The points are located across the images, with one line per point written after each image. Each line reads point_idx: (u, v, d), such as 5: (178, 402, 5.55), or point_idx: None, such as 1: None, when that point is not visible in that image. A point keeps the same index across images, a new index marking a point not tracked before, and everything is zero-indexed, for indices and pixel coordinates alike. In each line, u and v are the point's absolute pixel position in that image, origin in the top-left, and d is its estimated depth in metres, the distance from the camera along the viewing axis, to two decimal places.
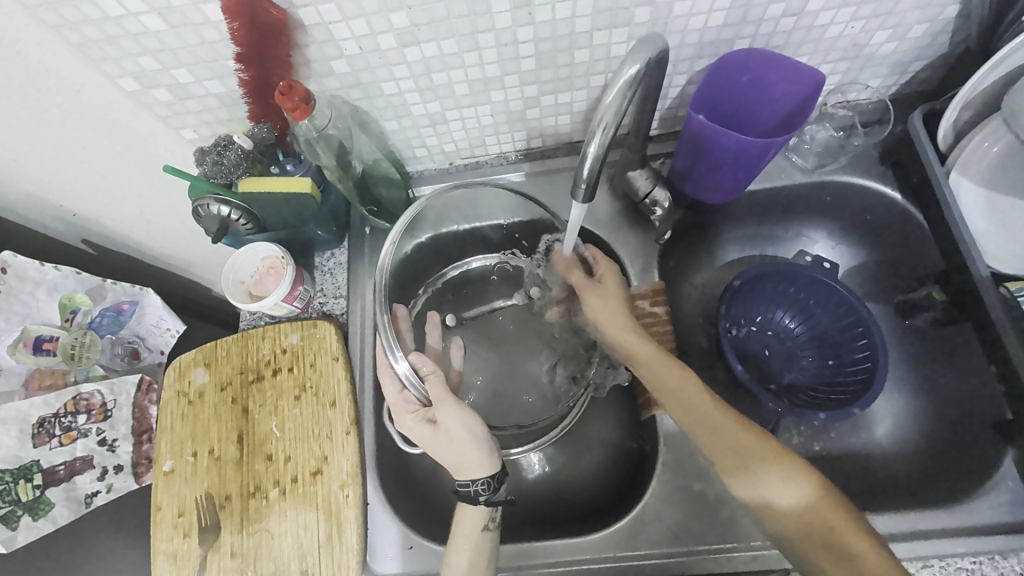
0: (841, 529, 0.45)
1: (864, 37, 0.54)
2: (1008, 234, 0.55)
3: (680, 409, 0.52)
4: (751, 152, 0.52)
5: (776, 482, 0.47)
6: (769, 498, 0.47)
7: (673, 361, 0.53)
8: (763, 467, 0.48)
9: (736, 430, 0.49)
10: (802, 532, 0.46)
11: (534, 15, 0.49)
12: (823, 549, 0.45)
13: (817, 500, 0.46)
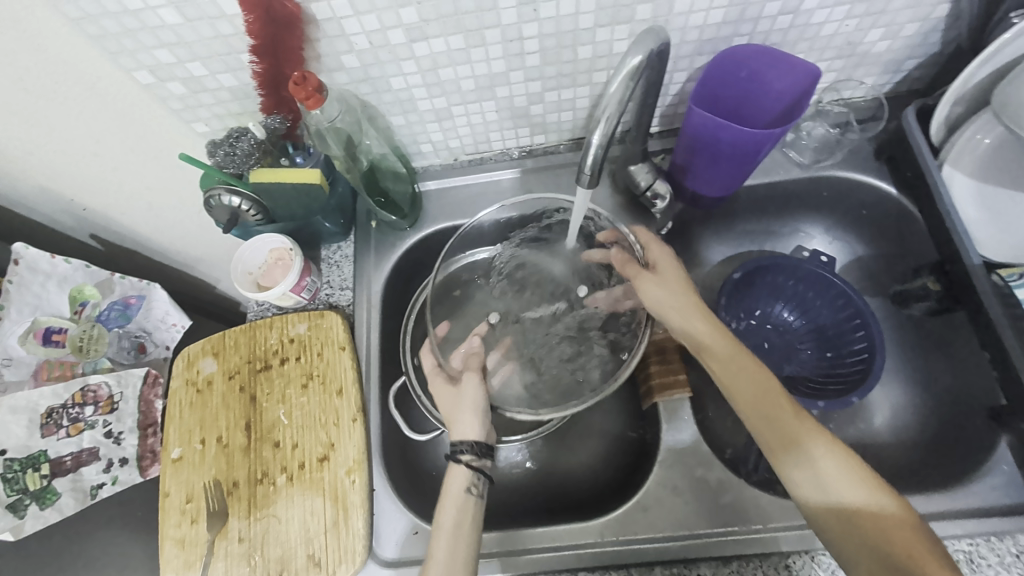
0: (890, 520, 0.44)
1: (858, 35, 0.56)
2: (1001, 225, 0.56)
3: (748, 399, 0.51)
4: (748, 145, 0.54)
5: (844, 483, 0.46)
6: (833, 500, 0.46)
7: (744, 359, 0.52)
8: (834, 464, 0.47)
9: (787, 406, 0.49)
10: (869, 543, 0.44)
11: (540, 11, 0.51)
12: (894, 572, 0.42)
13: (888, 512, 0.44)
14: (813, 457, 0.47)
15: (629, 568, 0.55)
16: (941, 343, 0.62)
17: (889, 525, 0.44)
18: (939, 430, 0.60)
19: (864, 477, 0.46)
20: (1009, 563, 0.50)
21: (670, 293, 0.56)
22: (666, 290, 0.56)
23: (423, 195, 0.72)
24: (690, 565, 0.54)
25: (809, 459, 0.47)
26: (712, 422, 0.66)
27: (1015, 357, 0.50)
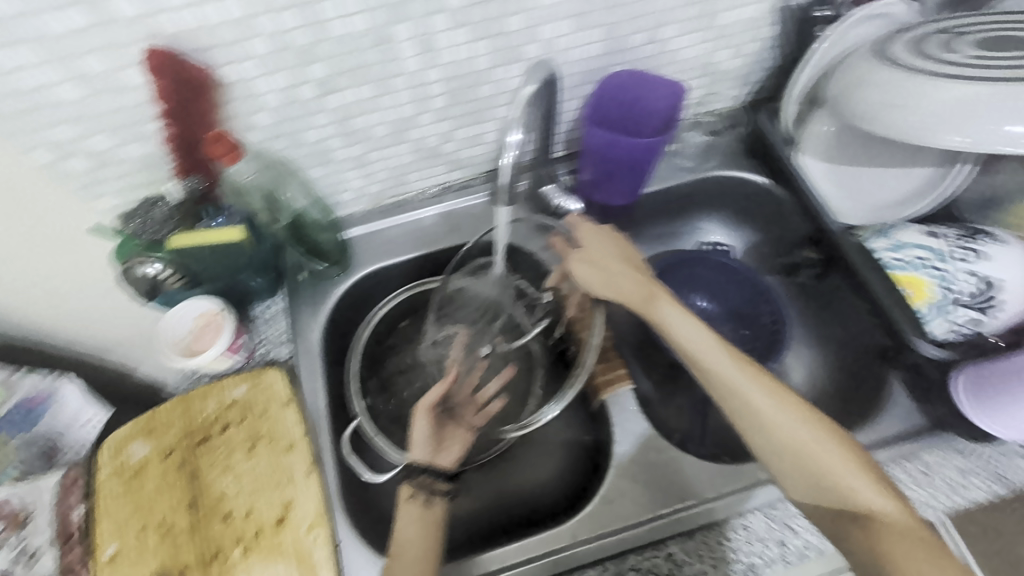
0: (826, 453, 0.50)
1: (711, 56, 0.67)
2: (852, 194, 0.65)
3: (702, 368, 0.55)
4: (639, 153, 0.63)
5: (787, 424, 0.51)
6: (779, 441, 0.51)
7: (690, 323, 0.57)
8: (787, 419, 0.51)
9: (733, 363, 0.54)
10: (816, 485, 0.50)
11: (440, 58, 0.56)
12: (830, 494, 0.49)
13: (830, 451, 0.50)
14: (759, 406, 0.52)
15: (604, 562, 0.58)
16: (827, 304, 0.71)
17: (836, 468, 0.49)
18: (845, 379, 0.69)
19: (813, 422, 0.51)
20: (917, 479, 0.58)
21: (604, 277, 0.60)
22: (598, 271, 0.60)
23: (348, 244, 0.73)
24: (660, 545, 0.58)
25: (755, 408, 0.52)
26: (659, 411, 0.70)
27: (887, 304, 0.55)
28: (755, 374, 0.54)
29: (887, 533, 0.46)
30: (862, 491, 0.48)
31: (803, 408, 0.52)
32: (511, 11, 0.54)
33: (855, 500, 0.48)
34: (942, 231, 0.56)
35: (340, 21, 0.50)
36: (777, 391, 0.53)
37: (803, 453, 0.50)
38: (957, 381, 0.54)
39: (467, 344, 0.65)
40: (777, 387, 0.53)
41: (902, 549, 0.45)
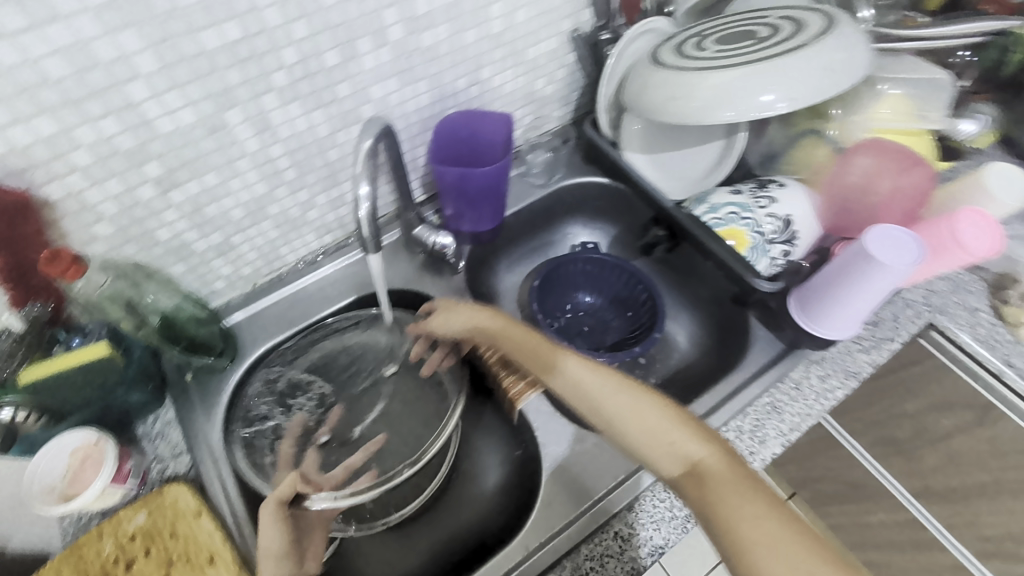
0: (649, 416, 0.55)
1: (529, 86, 0.76)
2: (672, 176, 0.76)
3: (537, 368, 0.61)
4: (490, 181, 0.69)
5: (613, 397, 0.56)
6: (608, 416, 0.56)
7: (523, 332, 0.64)
8: (615, 396, 0.56)
9: (560, 355, 0.61)
10: (648, 450, 0.54)
11: (278, 133, 0.59)
12: (661, 453, 0.53)
13: (658, 417, 0.54)
14: (585, 388, 0.58)
15: (561, 562, 0.60)
16: (684, 272, 0.82)
17: (660, 429, 0.54)
18: (717, 331, 0.78)
19: (638, 394, 0.56)
20: (794, 395, 0.67)
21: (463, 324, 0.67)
22: (450, 317, 0.67)
23: (233, 329, 0.71)
24: (607, 526, 0.61)
25: (583, 391, 0.58)
26: None
27: (731, 262, 0.64)
28: (580, 361, 0.59)
29: (709, 478, 0.50)
30: (684, 444, 0.53)
31: (629, 384, 0.57)
32: (337, 80, 0.59)
33: (680, 456, 0.52)
34: (741, 187, 0.68)
35: (166, 117, 0.51)
36: (605, 373, 0.58)
37: (633, 424, 0.55)
38: (792, 301, 0.65)
39: (307, 429, 0.65)
40: (604, 369, 0.59)
41: (720, 488, 0.49)
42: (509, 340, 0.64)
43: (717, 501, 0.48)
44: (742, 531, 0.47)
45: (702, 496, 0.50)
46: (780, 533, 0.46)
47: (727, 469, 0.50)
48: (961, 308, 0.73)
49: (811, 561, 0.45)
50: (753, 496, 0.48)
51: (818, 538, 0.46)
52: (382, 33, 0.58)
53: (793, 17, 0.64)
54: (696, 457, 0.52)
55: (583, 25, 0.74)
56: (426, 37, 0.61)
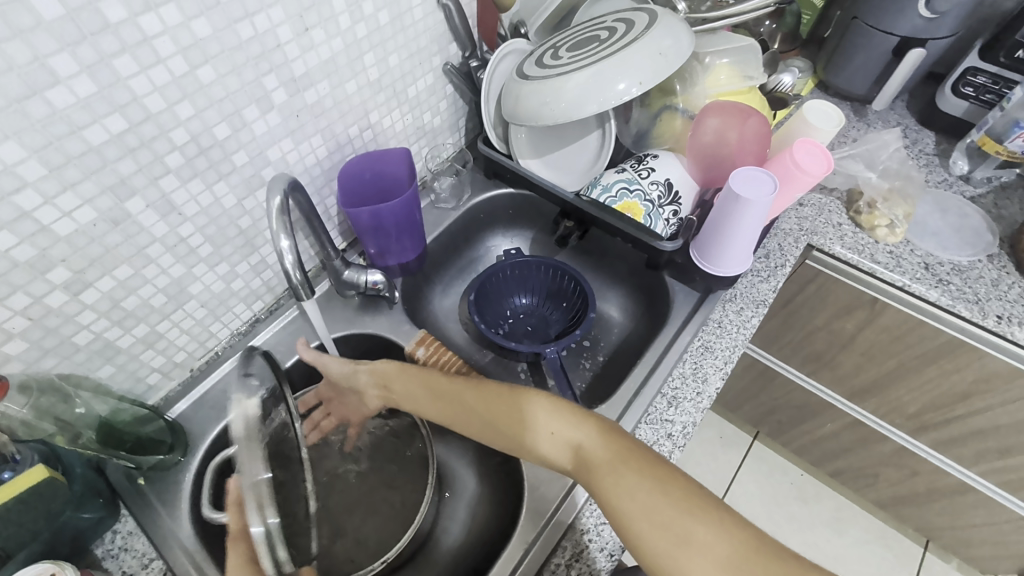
0: (532, 418, 0.57)
1: (417, 122, 0.83)
2: (565, 172, 0.84)
3: (426, 404, 0.62)
4: (403, 212, 0.73)
5: (497, 412, 0.59)
6: (498, 431, 0.58)
7: (407, 369, 0.64)
8: (500, 412, 0.58)
9: (447, 383, 0.62)
10: (540, 451, 0.57)
11: (185, 212, 0.60)
12: (550, 450, 0.57)
13: (539, 416, 0.57)
14: (473, 410, 0.60)
15: (562, 543, 0.63)
16: (598, 254, 0.89)
17: (544, 429, 0.57)
18: (641, 298, 0.86)
19: (518, 401, 0.58)
20: (721, 334, 0.75)
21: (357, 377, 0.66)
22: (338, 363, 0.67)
23: (178, 420, 0.70)
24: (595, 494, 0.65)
25: (471, 413, 0.60)
26: None
27: (635, 231, 0.73)
28: (464, 386, 0.61)
29: (592, 462, 0.54)
30: (567, 436, 0.56)
31: (508, 394, 0.59)
32: (232, 150, 0.61)
33: (567, 448, 0.56)
34: (623, 165, 0.76)
35: (62, 221, 0.51)
36: (485, 392, 0.60)
37: (522, 432, 0.57)
38: (693, 254, 0.74)
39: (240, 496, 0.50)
40: (485, 386, 0.61)
41: (603, 471, 0.53)
42: (395, 384, 0.64)
43: (602, 485, 0.52)
44: (626, 507, 0.51)
45: (591, 480, 0.54)
46: (656, 497, 0.50)
47: (607, 450, 0.54)
48: (829, 226, 0.84)
49: (687, 519, 0.49)
50: (631, 469, 0.52)
51: (689, 490, 0.50)
52: (267, 98, 0.61)
53: (625, 18, 0.74)
54: (580, 445, 0.55)
55: (452, 59, 0.82)
56: (310, 95, 0.65)
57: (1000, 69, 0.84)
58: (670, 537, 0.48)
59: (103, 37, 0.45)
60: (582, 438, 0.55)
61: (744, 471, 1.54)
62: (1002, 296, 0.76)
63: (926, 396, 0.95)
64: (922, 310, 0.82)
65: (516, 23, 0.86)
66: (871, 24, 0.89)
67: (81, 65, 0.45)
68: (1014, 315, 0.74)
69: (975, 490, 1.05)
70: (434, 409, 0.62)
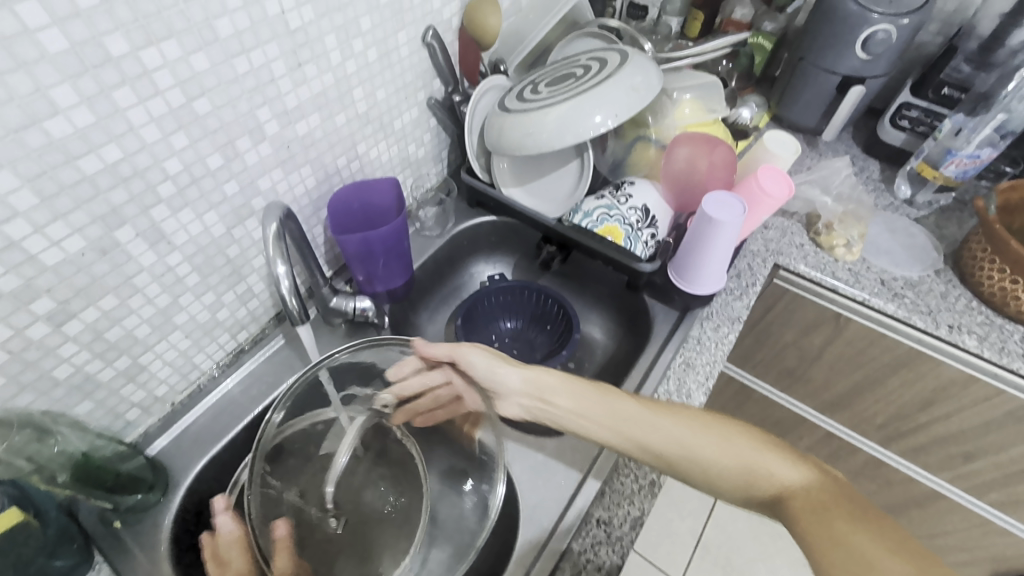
0: (740, 450, 0.63)
1: (403, 153, 0.86)
2: (543, 199, 0.88)
3: (615, 421, 0.65)
4: (392, 239, 0.75)
5: (699, 436, 0.63)
6: (694, 454, 0.62)
7: (588, 387, 0.68)
8: (704, 436, 0.63)
9: (645, 407, 0.66)
10: (746, 482, 0.61)
11: (174, 241, 0.60)
12: (752, 482, 0.61)
13: (746, 447, 0.63)
14: (673, 433, 0.63)
15: (560, 565, 0.62)
16: (579, 278, 0.93)
17: (750, 458, 0.62)
18: (622, 319, 0.89)
19: (727, 431, 0.63)
20: (700, 350, 0.78)
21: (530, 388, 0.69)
22: (486, 364, 0.69)
23: (158, 457, 0.68)
24: (589, 516, 0.66)
25: (671, 435, 0.63)
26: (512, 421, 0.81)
27: (615, 254, 0.76)
28: (665, 411, 0.65)
29: (799, 496, 0.58)
30: (777, 471, 0.61)
31: (713, 423, 0.64)
32: (224, 180, 0.62)
33: (773, 480, 0.61)
34: (603, 192, 0.79)
35: (50, 250, 0.50)
36: (690, 420, 0.64)
37: (727, 459, 0.62)
38: (671, 273, 0.78)
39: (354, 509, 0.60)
40: (689, 414, 0.65)
41: (815, 505, 0.57)
42: (577, 400, 0.67)
43: (812, 516, 0.56)
44: (833, 538, 0.54)
45: (801, 515, 0.57)
46: (880, 543, 0.53)
47: (819, 489, 0.59)
48: (792, 247, 0.90)
49: (890, 555, 0.52)
50: (845, 508, 0.57)
51: (901, 538, 0.54)
52: (260, 129, 0.62)
53: (598, 58, 0.80)
54: (791, 481, 0.60)
55: (435, 94, 0.86)
56: (301, 126, 0.67)
57: (930, 104, 0.94)
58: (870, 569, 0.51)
59: (104, 70, 0.46)
60: (793, 475, 0.60)
61: None
62: (952, 307, 0.82)
63: (893, 406, 1.00)
64: (880, 323, 0.88)
65: (496, 61, 0.89)
66: (816, 64, 0.98)
67: (81, 97, 0.46)
68: (963, 324, 0.80)
69: (944, 497, 1.10)
70: (622, 430, 0.64)
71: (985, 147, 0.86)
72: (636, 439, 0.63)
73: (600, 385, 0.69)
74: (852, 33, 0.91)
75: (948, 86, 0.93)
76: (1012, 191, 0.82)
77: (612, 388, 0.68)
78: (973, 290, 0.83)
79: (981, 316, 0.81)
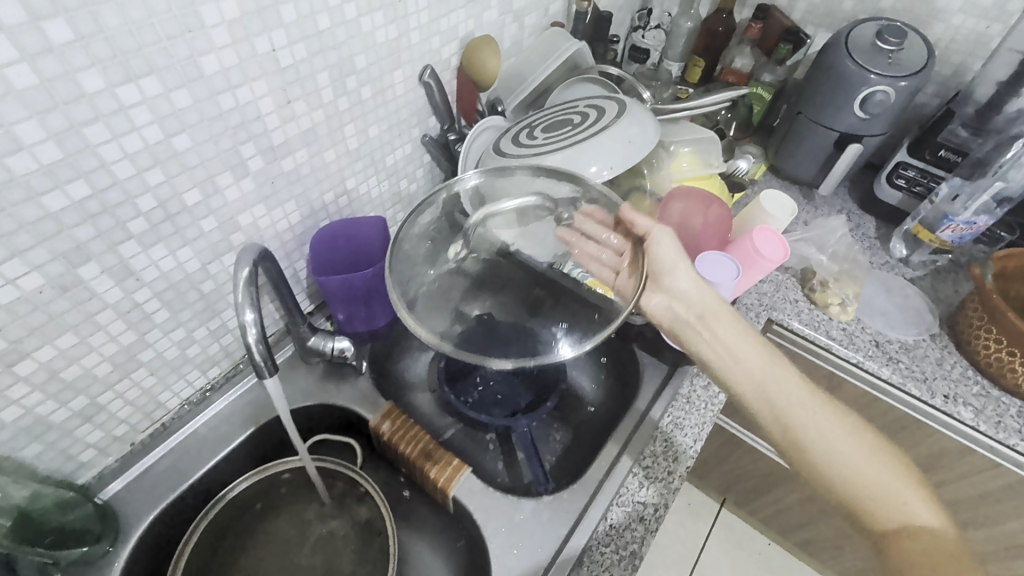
0: (879, 477, 0.60)
1: (394, 188, 0.85)
2: None
3: (765, 377, 0.65)
4: (376, 279, 0.72)
5: (845, 439, 0.61)
6: (831, 449, 0.61)
7: (752, 337, 0.67)
8: (853, 436, 0.61)
9: (806, 388, 0.64)
10: (868, 499, 0.59)
11: (144, 277, 0.57)
12: (871, 507, 0.59)
13: (890, 474, 0.60)
14: (823, 424, 0.62)
15: None
16: None
17: (890, 484, 0.59)
18: (611, 368, 0.86)
19: (882, 449, 0.61)
20: (688, 409, 0.75)
21: (696, 308, 0.69)
22: (672, 248, 0.69)
23: (110, 503, 0.64)
24: None
25: (820, 423, 0.62)
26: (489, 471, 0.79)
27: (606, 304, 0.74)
28: (826, 401, 0.64)
29: (925, 540, 0.56)
30: (914, 509, 0.58)
31: (865, 433, 0.62)
32: (201, 216, 0.59)
33: (906, 515, 0.58)
34: (595, 242, 0.77)
35: (4, 288, 0.47)
36: (841, 416, 0.63)
37: (859, 466, 0.60)
38: (661, 328, 0.76)
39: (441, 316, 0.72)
40: (847, 418, 0.63)
41: (938, 553, 0.55)
42: (739, 344, 0.67)
43: (929, 558, 0.54)
44: None
45: (912, 553, 0.55)
46: None
47: (952, 546, 0.56)
48: (787, 302, 0.89)
49: None
50: (956, 556, 0.55)
51: None
52: (242, 165, 0.60)
53: (598, 104, 0.79)
54: (919, 517, 0.57)
55: (430, 131, 0.85)
56: (287, 162, 0.65)
57: (927, 165, 0.94)
58: None
59: (76, 106, 0.44)
60: (924, 515, 0.58)
61: (712, 540, 1.53)
62: (947, 376, 0.80)
63: None
64: (876, 384, 0.86)
65: (493, 100, 0.89)
66: (814, 119, 0.98)
67: (48, 132, 0.44)
68: (958, 395, 0.78)
69: None
70: (770, 394, 0.64)
71: (980, 214, 0.85)
72: (779, 405, 0.63)
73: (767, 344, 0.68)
74: (851, 92, 0.91)
75: (945, 148, 0.92)
76: (1007, 260, 0.81)
77: (777, 352, 0.67)
78: (969, 358, 0.81)
79: (977, 386, 0.79)
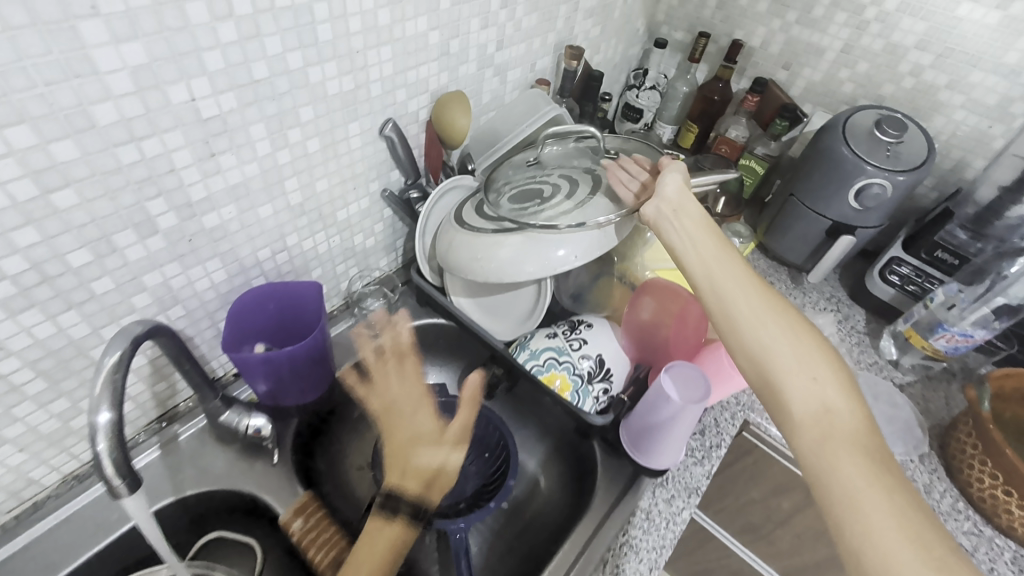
0: (798, 363, 0.49)
1: (347, 242, 0.77)
2: (492, 317, 0.80)
3: (708, 260, 0.57)
4: (306, 352, 0.64)
5: (772, 323, 0.52)
6: (751, 330, 0.52)
7: (709, 227, 0.59)
8: (780, 320, 0.52)
9: (744, 274, 0.56)
10: (780, 384, 0.49)
11: (11, 345, 0.48)
12: (779, 393, 0.49)
13: (813, 362, 0.49)
14: (755, 305, 0.53)
15: None
16: (527, 405, 0.82)
17: (807, 369, 0.49)
18: (568, 462, 0.78)
19: (810, 339, 0.51)
20: (646, 527, 0.66)
21: (671, 201, 0.61)
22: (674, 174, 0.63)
23: None
24: None
25: (751, 304, 0.53)
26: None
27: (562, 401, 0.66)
28: (764, 288, 0.54)
29: (832, 427, 0.45)
30: (831, 396, 0.47)
31: (801, 325, 0.52)
32: (93, 277, 0.51)
33: (821, 402, 0.47)
34: (556, 329, 0.71)
35: None
36: (784, 308, 0.52)
37: (774, 340, 0.50)
38: (624, 436, 0.68)
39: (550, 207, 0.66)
40: (781, 305, 0.53)
41: (840, 444, 0.44)
42: (696, 230, 0.59)
43: (824, 446, 0.44)
44: (830, 471, 0.43)
45: (809, 435, 0.46)
46: (885, 506, 0.40)
47: (862, 436, 0.44)
48: None
49: (883, 519, 0.40)
50: (863, 447, 0.43)
51: (924, 528, 0.39)
52: (150, 223, 0.52)
53: (585, 171, 0.71)
54: (833, 402, 0.46)
55: (392, 185, 0.77)
56: (210, 219, 0.57)
57: (922, 264, 0.88)
58: (845, 506, 0.41)
59: None
60: (842, 404, 0.46)
61: None
62: (936, 508, 0.72)
63: None
64: None
65: (464, 157, 0.84)
66: (806, 204, 0.93)
67: None
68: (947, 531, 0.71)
69: None
70: (711, 273, 0.56)
71: (977, 327, 0.78)
72: (719, 280, 0.55)
73: (725, 240, 0.59)
74: (846, 181, 0.85)
75: (942, 248, 0.86)
76: (1005, 380, 0.73)
77: (731, 246, 0.59)
78: (960, 488, 0.73)
79: (967, 522, 0.71)
